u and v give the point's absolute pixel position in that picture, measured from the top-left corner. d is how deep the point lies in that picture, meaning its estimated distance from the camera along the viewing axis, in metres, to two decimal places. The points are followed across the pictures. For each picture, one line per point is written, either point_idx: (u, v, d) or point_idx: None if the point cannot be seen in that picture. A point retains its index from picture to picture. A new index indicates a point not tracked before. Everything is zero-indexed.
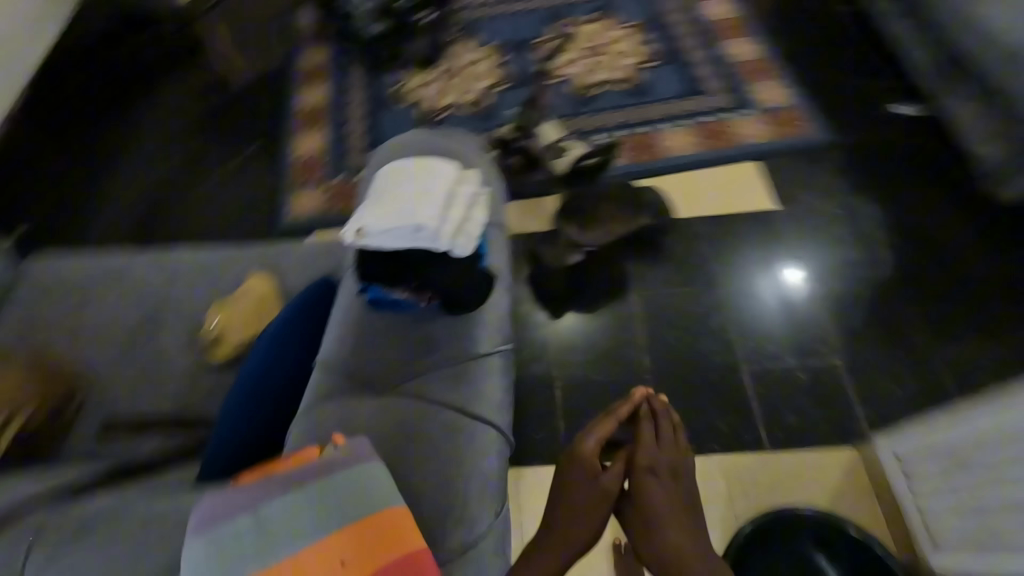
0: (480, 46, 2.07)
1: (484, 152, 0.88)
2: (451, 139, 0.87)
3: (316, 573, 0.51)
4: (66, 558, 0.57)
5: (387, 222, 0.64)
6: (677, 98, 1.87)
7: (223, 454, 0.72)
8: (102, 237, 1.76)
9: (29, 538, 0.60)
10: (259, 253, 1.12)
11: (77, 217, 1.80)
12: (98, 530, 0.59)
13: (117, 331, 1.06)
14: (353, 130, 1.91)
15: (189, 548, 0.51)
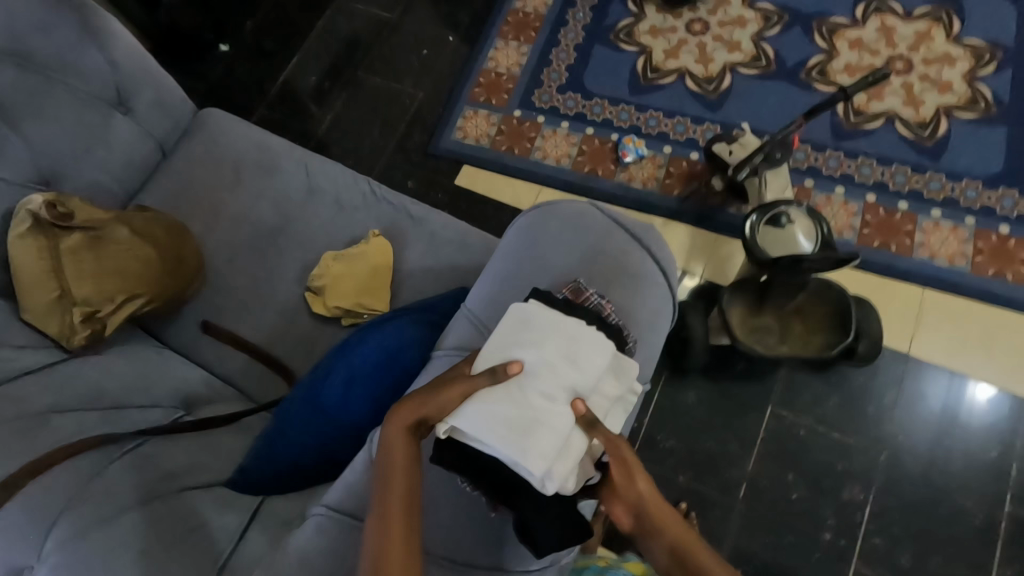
0: (750, 4, 1.61)
1: (663, 280, 0.73)
2: (636, 254, 0.72)
3: None
4: (82, 545, 0.57)
5: (500, 443, 0.59)
6: (978, 181, 1.35)
7: (264, 471, 0.73)
8: (287, 79, 1.77)
9: (70, 494, 0.61)
10: (394, 210, 1.04)
11: (273, 47, 1.80)
12: (115, 525, 0.59)
13: (243, 231, 1.05)
14: (558, 58, 1.64)
15: None
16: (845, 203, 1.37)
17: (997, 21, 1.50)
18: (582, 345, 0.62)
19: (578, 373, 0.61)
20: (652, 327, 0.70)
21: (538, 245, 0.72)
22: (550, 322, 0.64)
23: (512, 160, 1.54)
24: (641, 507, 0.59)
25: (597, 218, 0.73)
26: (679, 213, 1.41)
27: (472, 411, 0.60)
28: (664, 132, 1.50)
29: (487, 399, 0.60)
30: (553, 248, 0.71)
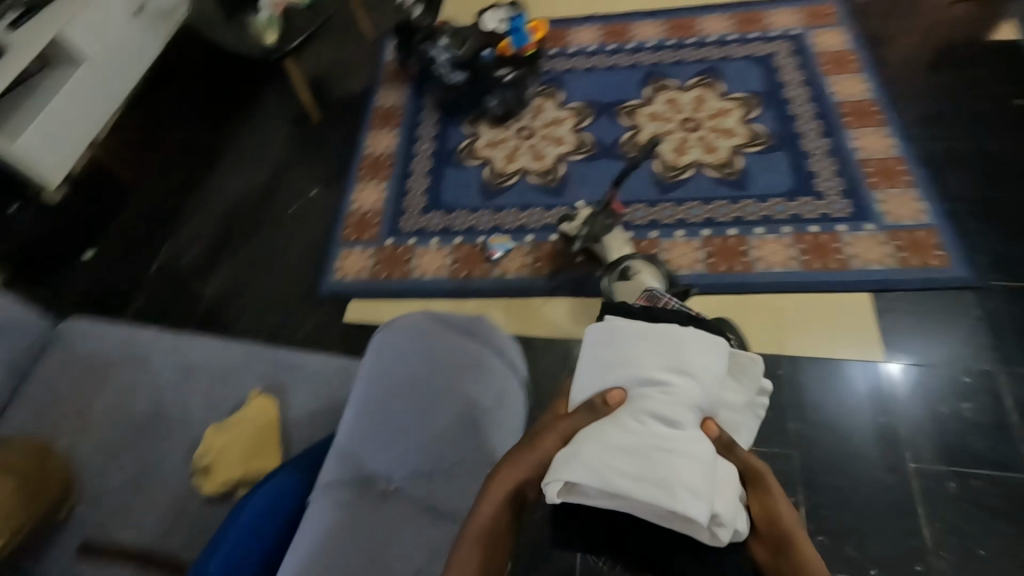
0: (562, 106, 1.91)
1: (504, 362, 0.79)
2: (473, 345, 0.78)
3: None
4: None
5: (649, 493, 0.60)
6: (781, 196, 1.60)
7: None
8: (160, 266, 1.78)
9: None
10: (272, 364, 1.05)
11: (140, 241, 1.83)
12: None
13: (116, 432, 1.01)
14: (415, 186, 1.82)
15: None
16: (687, 242, 1.56)
17: (748, 76, 1.87)
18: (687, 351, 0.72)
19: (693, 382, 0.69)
20: (503, 409, 0.76)
21: (380, 365, 0.76)
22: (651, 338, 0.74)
23: (394, 284, 1.63)
24: (777, 535, 0.67)
25: (427, 322, 0.79)
26: (555, 289, 1.53)
27: (575, 454, 0.64)
28: (522, 223, 1.66)
29: (603, 436, 0.65)
30: (394, 366, 0.75)
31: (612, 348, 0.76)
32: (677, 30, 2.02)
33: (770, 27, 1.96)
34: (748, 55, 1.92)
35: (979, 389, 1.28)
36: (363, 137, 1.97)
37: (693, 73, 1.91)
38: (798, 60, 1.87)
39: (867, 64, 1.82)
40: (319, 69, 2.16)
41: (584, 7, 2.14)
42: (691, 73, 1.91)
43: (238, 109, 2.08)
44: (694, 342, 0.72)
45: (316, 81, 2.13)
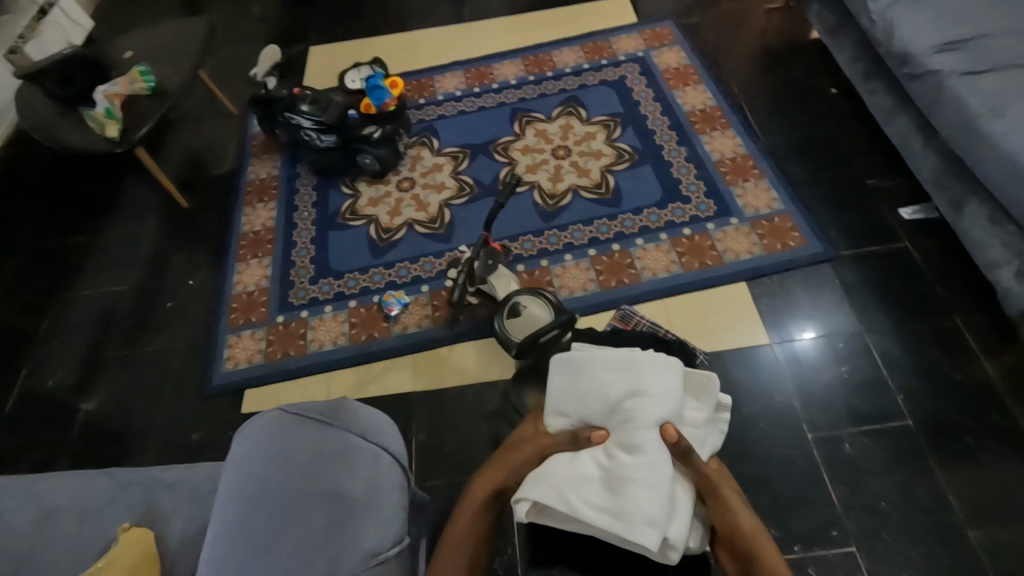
0: (438, 152, 1.94)
1: (369, 439, 0.76)
2: (332, 432, 0.75)
3: None
4: None
5: (610, 516, 0.82)
6: (653, 206, 1.70)
7: None
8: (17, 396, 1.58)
9: None
10: (144, 487, 0.95)
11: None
12: None
13: None
14: (300, 256, 1.75)
15: None
16: (577, 264, 1.61)
17: (606, 99, 2.00)
18: (638, 381, 0.90)
19: (646, 409, 0.88)
20: (374, 490, 0.71)
21: (239, 477, 0.72)
22: (608, 372, 0.93)
23: (291, 362, 1.55)
24: (732, 539, 0.83)
25: (282, 419, 0.76)
26: (458, 334, 1.52)
27: (544, 485, 0.86)
28: (416, 275, 1.65)
29: (567, 470, 0.87)
30: (252, 478, 0.72)
31: (578, 379, 0.95)
32: (535, 66, 2.12)
33: (617, 53, 2.12)
34: (602, 80, 2.05)
35: (852, 351, 1.40)
36: (238, 215, 1.88)
37: (556, 104, 2.02)
38: (647, 79, 2.03)
39: (705, 74, 2.01)
40: (180, 151, 2.06)
41: (445, 55, 2.21)
42: (554, 103, 2.02)
43: (92, 208, 1.93)
44: (646, 373, 0.91)
45: (178, 164, 2.02)
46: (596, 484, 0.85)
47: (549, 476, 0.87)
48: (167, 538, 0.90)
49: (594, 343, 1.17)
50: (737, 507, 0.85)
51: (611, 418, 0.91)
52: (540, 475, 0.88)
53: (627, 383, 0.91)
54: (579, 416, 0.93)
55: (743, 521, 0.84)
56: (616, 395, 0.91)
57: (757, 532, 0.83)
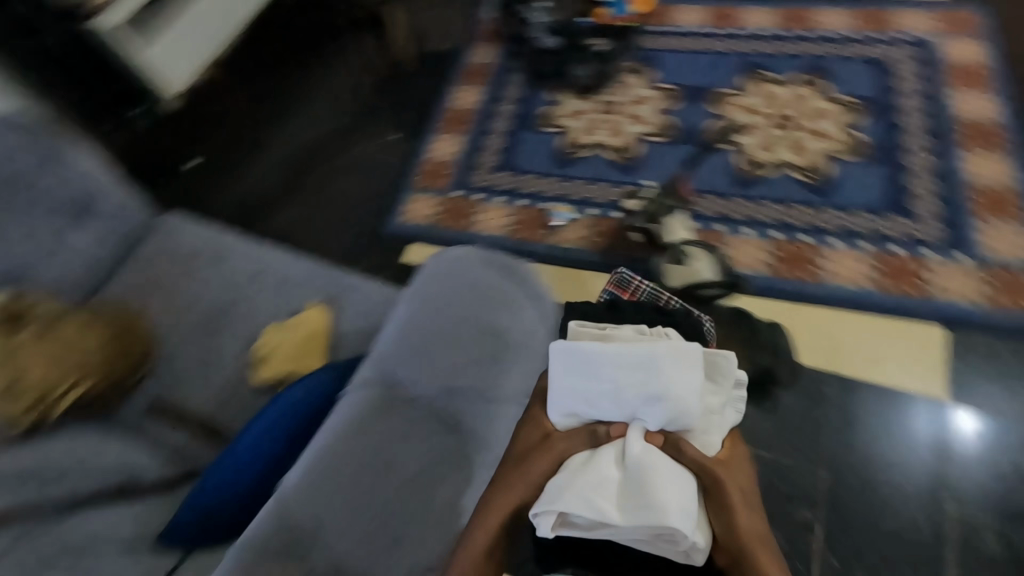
0: (651, 84, 1.86)
1: (541, 314, 0.88)
2: (520, 292, 0.87)
3: None
4: None
5: (638, 517, 0.80)
6: (868, 210, 1.50)
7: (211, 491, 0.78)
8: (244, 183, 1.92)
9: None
10: (331, 280, 1.15)
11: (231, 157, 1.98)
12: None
13: (193, 314, 1.15)
14: (490, 145, 1.85)
15: None
16: (754, 242, 1.50)
17: (860, 79, 1.74)
18: (660, 384, 0.84)
19: (666, 411, 0.84)
20: (529, 352, 0.84)
21: (437, 288, 0.83)
22: (624, 370, 0.85)
23: (452, 235, 1.69)
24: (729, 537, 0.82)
25: (489, 263, 0.87)
26: (607, 265, 1.54)
27: (567, 496, 0.81)
28: (588, 196, 1.66)
29: (590, 475, 0.82)
30: (432, 293, 0.83)
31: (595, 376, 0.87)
32: (791, 21, 1.89)
33: (896, 30, 1.80)
34: (864, 56, 1.77)
35: None
36: (449, 91, 2.02)
37: (798, 69, 1.80)
38: (921, 70, 1.71)
39: (1001, 83, 1.65)
40: (418, 18, 2.21)
41: None
42: (796, 67, 1.80)
43: (337, 49, 2.19)
44: (669, 373, 0.84)
45: (414, 29, 2.18)
46: (627, 484, 0.82)
47: (572, 481, 0.83)
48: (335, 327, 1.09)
49: (593, 318, 1.12)
50: (734, 504, 0.82)
51: (626, 417, 0.86)
52: (557, 477, 0.84)
53: (643, 382, 0.84)
54: (591, 413, 0.87)
55: (739, 521, 0.82)
56: (638, 396, 0.85)
57: (745, 534, 0.81)
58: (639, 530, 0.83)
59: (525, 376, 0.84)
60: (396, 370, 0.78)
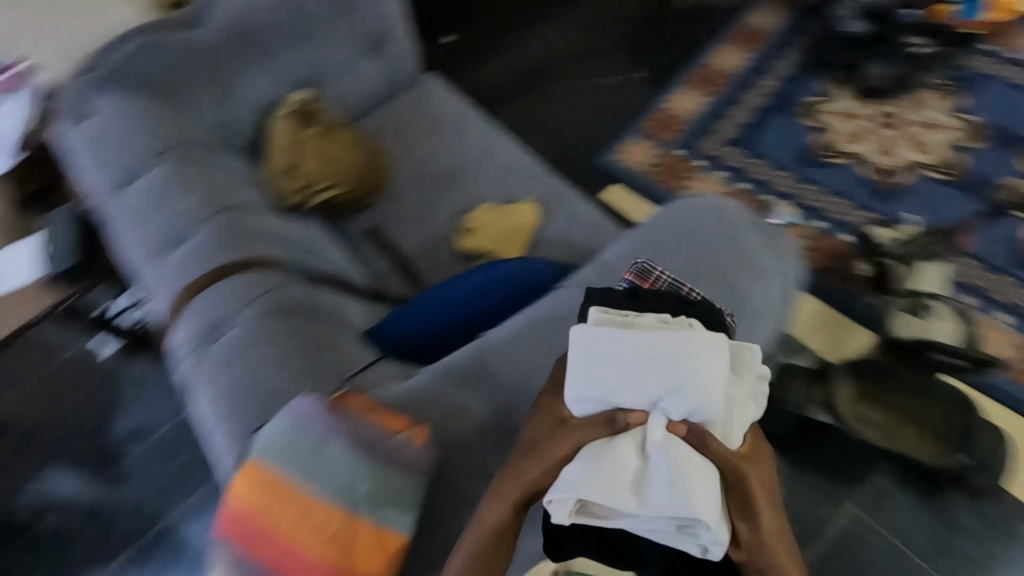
0: (955, 112, 1.57)
1: (780, 290, 0.84)
2: (765, 260, 0.84)
3: (321, 519, 0.61)
4: (281, 323, 0.79)
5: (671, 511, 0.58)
6: None
7: (415, 317, 0.89)
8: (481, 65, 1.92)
9: (269, 288, 0.83)
10: (549, 186, 1.20)
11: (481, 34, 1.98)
12: (292, 325, 0.79)
13: (424, 168, 1.26)
14: (735, 115, 1.72)
15: (277, 418, 0.64)
16: (1007, 332, 1.29)
17: None
18: (686, 370, 0.63)
19: (690, 402, 0.62)
20: (756, 319, 0.82)
21: (684, 226, 0.85)
22: (645, 351, 0.64)
23: (660, 192, 1.63)
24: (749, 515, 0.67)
25: (741, 221, 0.86)
26: (812, 284, 1.39)
27: (586, 478, 0.60)
28: (820, 207, 1.51)
29: (608, 459, 0.61)
30: (673, 240, 0.85)
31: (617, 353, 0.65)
32: None
33: None
34: None
35: None
36: (712, 46, 1.86)
37: None
38: None
39: None
40: None
41: None
42: None
43: None
44: (697, 357, 0.64)
45: None
46: (657, 472, 0.60)
47: (595, 469, 0.60)
48: (538, 229, 1.14)
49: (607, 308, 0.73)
50: (756, 494, 0.63)
51: (643, 408, 0.63)
52: (571, 472, 0.62)
53: None
54: (607, 396, 0.64)
55: (762, 518, 0.63)
56: (657, 387, 0.63)
57: (776, 519, 0.64)
58: (677, 537, 0.60)
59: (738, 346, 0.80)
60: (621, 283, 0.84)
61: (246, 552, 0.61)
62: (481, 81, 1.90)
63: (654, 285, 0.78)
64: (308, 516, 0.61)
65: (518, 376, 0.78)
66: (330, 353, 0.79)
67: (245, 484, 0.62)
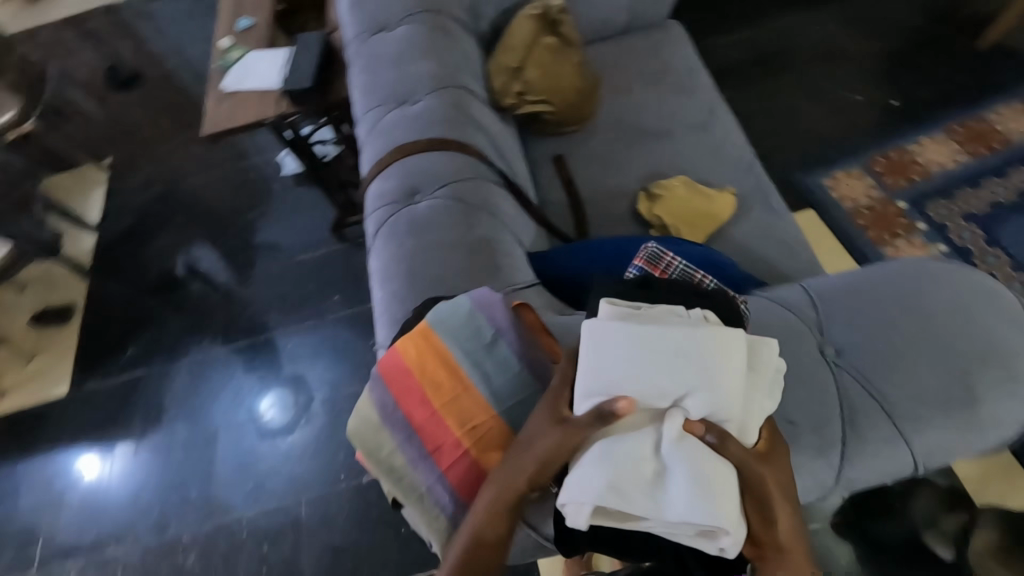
0: None
1: None
2: None
3: (466, 406, 0.64)
4: (480, 215, 0.82)
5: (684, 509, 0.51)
6: None
7: (587, 258, 0.89)
8: (714, 36, 1.78)
9: (473, 174, 0.85)
10: (753, 187, 1.10)
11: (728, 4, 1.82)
12: (486, 219, 0.81)
13: (632, 118, 1.21)
14: (990, 189, 1.44)
15: (464, 298, 0.67)
16: None
17: None
18: (695, 363, 0.55)
19: (712, 400, 0.54)
20: (993, 429, 0.66)
21: (932, 286, 0.72)
22: (660, 341, 0.56)
23: (862, 239, 1.43)
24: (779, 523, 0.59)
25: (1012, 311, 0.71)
26: None
27: (591, 476, 0.54)
28: None
29: (615, 458, 0.54)
30: (932, 300, 0.71)
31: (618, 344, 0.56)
32: None
33: None
34: None
35: None
36: (998, 101, 1.55)
37: None
38: None
39: None
40: None
41: None
42: None
43: None
44: (717, 352, 0.56)
45: None
46: (678, 475, 0.52)
47: (608, 468, 0.53)
48: (726, 223, 1.06)
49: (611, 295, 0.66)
50: (775, 494, 0.55)
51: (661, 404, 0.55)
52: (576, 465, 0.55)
53: None
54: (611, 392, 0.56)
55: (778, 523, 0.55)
56: (673, 383, 0.55)
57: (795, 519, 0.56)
58: (702, 543, 0.54)
59: (954, 450, 0.67)
60: (830, 320, 0.73)
61: (395, 404, 0.64)
62: (707, 54, 1.75)
63: (665, 273, 0.77)
64: (458, 397, 0.65)
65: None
66: (501, 256, 0.78)
67: (412, 342, 0.66)
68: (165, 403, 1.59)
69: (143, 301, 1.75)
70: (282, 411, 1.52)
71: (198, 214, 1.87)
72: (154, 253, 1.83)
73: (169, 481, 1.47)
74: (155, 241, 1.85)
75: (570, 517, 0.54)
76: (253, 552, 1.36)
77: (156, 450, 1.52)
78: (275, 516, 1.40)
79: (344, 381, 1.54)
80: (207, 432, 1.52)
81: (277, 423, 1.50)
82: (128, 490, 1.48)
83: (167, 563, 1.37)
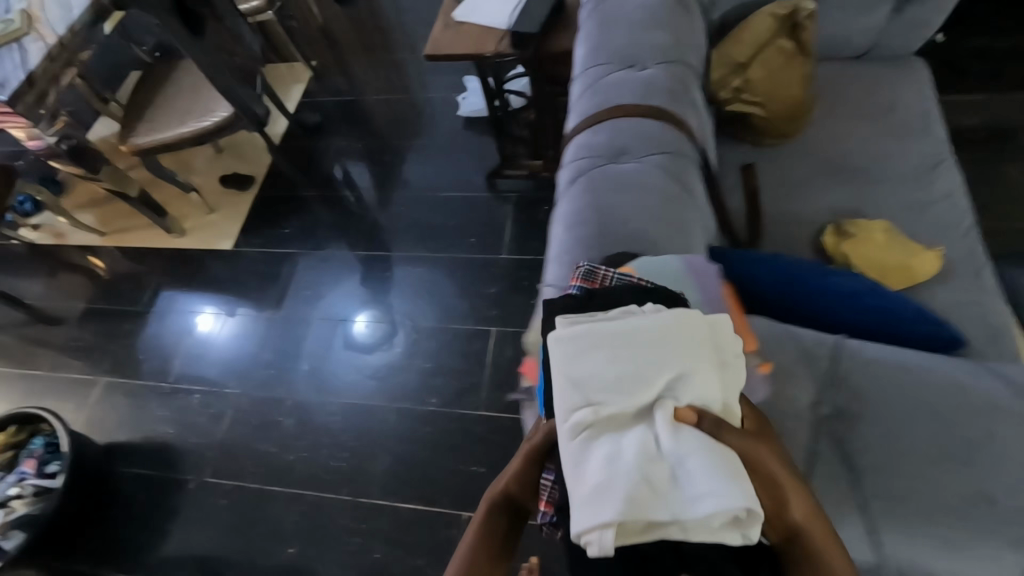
0: None
1: None
2: None
3: None
4: (690, 194, 0.81)
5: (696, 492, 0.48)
6: None
7: (774, 270, 0.81)
8: (945, 89, 1.60)
9: (686, 152, 0.84)
10: (963, 255, 0.99)
11: (970, 59, 1.63)
12: (689, 199, 0.81)
13: (841, 146, 1.13)
14: None
15: (674, 261, 0.69)
16: None
17: None
18: (657, 353, 0.56)
19: (695, 383, 0.54)
20: None
21: None
22: (622, 342, 0.56)
23: None
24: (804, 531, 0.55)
25: None
26: None
27: (600, 494, 0.50)
28: None
29: (614, 472, 0.50)
30: None
31: (583, 359, 0.57)
32: None
33: None
34: None
35: None
36: None
37: None
38: None
39: None
40: None
41: None
42: None
43: None
44: (683, 338, 0.56)
45: None
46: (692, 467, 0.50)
47: (617, 480, 0.50)
48: (920, 283, 0.96)
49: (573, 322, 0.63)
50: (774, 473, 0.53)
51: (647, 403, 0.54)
52: (584, 490, 0.51)
53: None
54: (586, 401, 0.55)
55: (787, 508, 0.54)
56: (646, 381, 0.55)
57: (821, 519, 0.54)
58: (729, 537, 0.50)
59: None
60: None
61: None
62: None
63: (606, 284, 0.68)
64: None
65: (888, 421, 0.64)
66: (694, 241, 0.78)
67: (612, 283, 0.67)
68: (299, 284, 1.76)
69: (308, 192, 1.94)
70: (370, 328, 1.63)
71: (373, 129, 2.04)
72: (327, 153, 2.01)
73: (286, 350, 1.64)
74: (331, 143, 2.04)
75: (597, 548, 0.49)
76: (338, 437, 1.47)
77: (281, 321, 1.70)
78: (363, 414, 1.50)
79: (456, 316, 1.61)
80: (326, 319, 1.68)
81: (363, 339, 1.61)
82: (251, 346, 1.67)
83: (268, 418, 1.53)
